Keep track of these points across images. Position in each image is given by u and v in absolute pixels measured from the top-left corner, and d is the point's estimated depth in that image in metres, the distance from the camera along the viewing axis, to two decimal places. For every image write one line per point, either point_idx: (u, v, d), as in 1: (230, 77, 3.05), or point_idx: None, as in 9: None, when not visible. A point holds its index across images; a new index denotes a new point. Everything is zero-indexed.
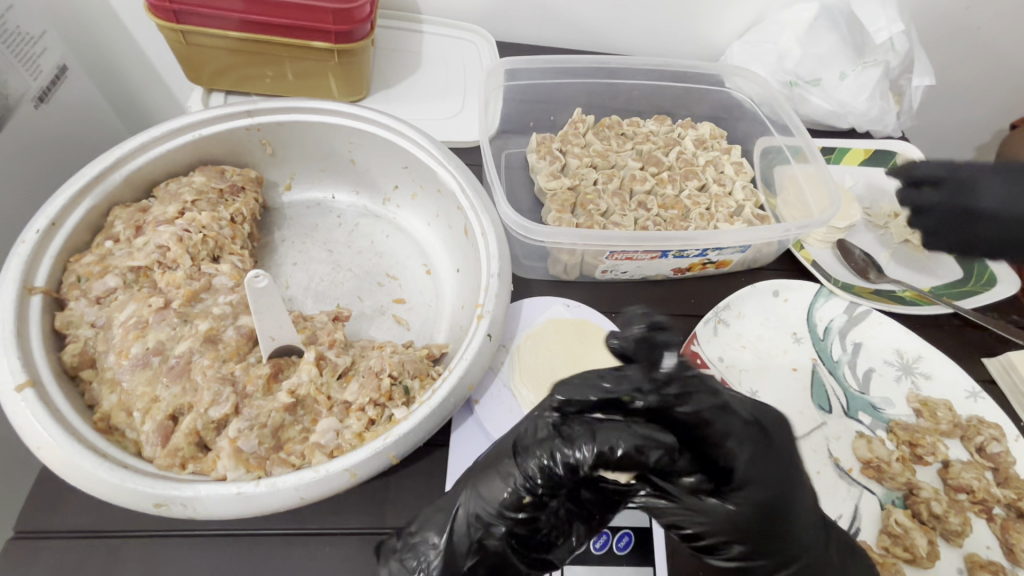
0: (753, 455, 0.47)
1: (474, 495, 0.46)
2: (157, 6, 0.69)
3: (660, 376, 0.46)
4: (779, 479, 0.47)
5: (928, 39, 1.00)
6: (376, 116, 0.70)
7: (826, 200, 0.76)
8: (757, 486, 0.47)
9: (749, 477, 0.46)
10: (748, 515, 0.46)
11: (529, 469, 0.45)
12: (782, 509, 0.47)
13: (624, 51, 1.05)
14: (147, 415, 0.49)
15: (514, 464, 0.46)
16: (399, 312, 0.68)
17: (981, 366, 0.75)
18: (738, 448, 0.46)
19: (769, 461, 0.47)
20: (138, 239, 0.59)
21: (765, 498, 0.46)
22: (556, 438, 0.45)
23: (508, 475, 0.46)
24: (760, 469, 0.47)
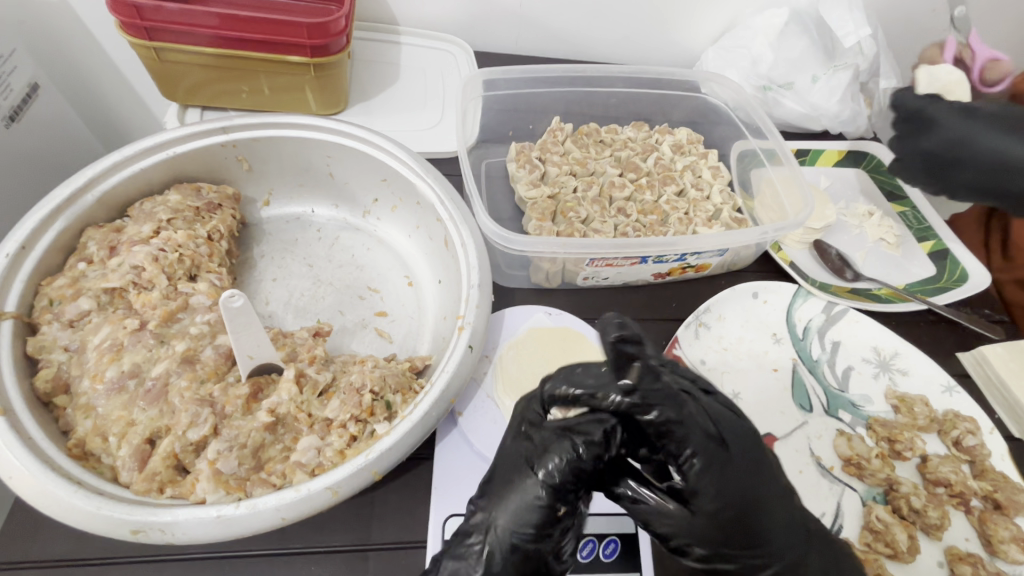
0: (705, 468, 0.46)
1: (500, 520, 0.44)
2: (128, 23, 0.68)
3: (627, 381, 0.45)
4: (739, 484, 0.47)
5: (896, 41, 1.02)
6: (354, 130, 0.70)
7: (801, 202, 0.78)
8: (714, 487, 0.46)
9: (710, 481, 0.46)
10: (708, 521, 0.47)
11: (548, 476, 0.45)
12: (744, 511, 0.47)
13: (602, 58, 1.06)
14: (123, 440, 0.48)
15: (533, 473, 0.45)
16: (381, 325, 0.68)
17: (955, 360, 0.77)
18: (699, 456, 0.46)
19: (728, 472, 0.47)
20: (112, 260, 0.58)
21: (725, 506, 0.47)
22: (561, 440, 0.45)
23: (528, 489, 0.45)
24: (717, 469, 0.46)
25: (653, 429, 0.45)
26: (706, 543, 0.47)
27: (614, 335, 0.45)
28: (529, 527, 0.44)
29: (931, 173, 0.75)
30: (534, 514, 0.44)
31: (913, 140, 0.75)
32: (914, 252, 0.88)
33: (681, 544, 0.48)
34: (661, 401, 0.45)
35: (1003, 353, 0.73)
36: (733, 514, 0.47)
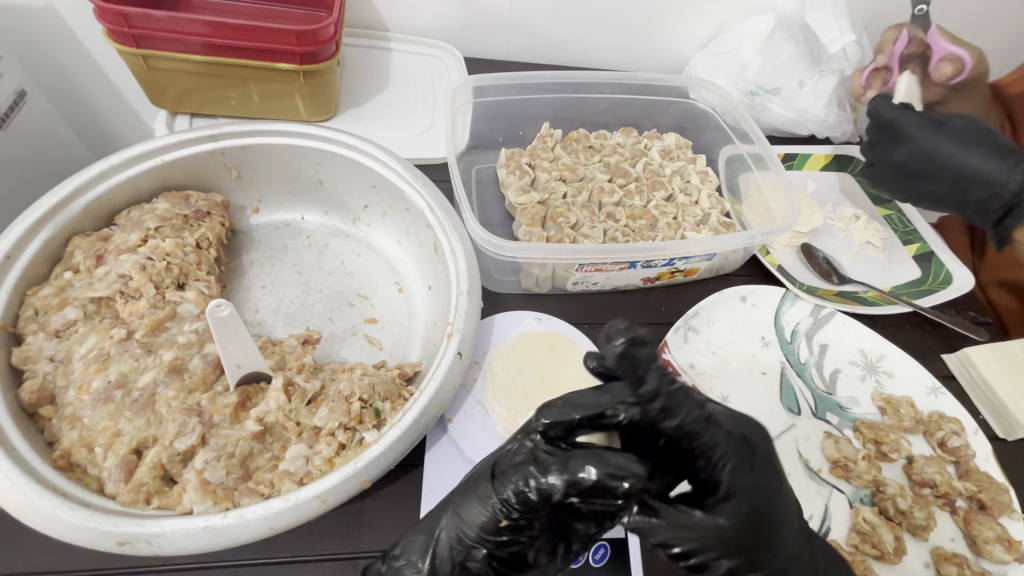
0: (737, 468, 0.46)
1: (451, 521, 0.47)
2: (116, 31, 0.68)
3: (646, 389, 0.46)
4: (767, 487, 0.46)
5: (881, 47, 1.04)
6: (343, 137, 0.70)
7: (788, 207, 0.79)
8: (746, 487, 0.46)
9: (739, 482, 0.46)
10: (736, 527, 0.45)
11: (506, 495, 0.45)
12: (767, 512, 0.46)
13: (591, 64, 1.07)
14: (109, 450, 0.48)
15: (492, 489, 0.46)
16: (371, 332, 0.68)
17: (941, 362, 0.78)
18: (729, 457, 0.46)
19: (757, 472, 0.47)
20: (98, 269, 0.58)
21: (753, 507, 0.46)
22: (525, 465, 0.45)
23: (484, 500, 0.46)
24: (746, 469, 0.46)
25: (678, 435, 0.45)
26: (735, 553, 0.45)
27: (622, 342, 0.46)
28: (477, 538, 0.45)
29: (903, 180, 0.78)
30: (496, 529, 0.45)
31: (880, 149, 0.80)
32: (900, 255, 0.89)
33: (704, 559, 0.45)
34: (681, 404, 0.46)
35: (986, 354, 0.74)
36: (759, 520, 0.46)
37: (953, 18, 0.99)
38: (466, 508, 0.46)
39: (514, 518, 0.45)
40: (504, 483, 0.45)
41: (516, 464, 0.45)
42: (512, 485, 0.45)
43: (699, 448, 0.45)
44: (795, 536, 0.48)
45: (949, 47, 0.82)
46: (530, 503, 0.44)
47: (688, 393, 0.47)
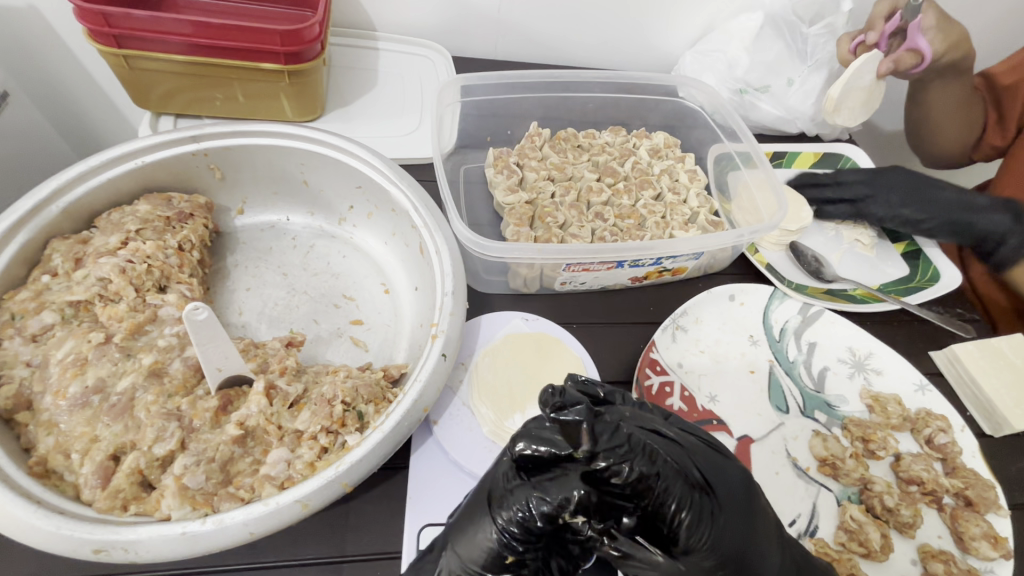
0: (698, 520, 0.43)
1: (451, 554, 0.44)
2: (96, 31, 0.67)
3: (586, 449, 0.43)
4: (738, 533, 0.44)
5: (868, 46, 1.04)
6: (328, 138, 0.70)
7: (775, 205, 0.79)
8: (715, 539, 0.43)
9: (703, 534, 0.43)
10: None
11: (505, 522, 0.42)
12: (735, 565, 0.44)
13: (580, 63, 1.06)
14: (87, 456, 0.47)
15: (489, 518, 0.43)
16: (356, 333, 0.68)
17: (928, 359, 0.78)
18: (687, 510, 0.43)
19: (724, 521, 0.44)
20: (77, 272, 0.57)
21: (725, 556, 0.43)
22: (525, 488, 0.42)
23: (482, 530, 0.43)
24: (714, 519, 0.44)
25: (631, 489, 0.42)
26: None
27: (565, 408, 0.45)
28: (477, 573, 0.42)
29: None
30: (492, 563, 0.42)
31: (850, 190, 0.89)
32: (888, 252, 0.89)
33: None
34: (632, 455, 0.43)
35: (973, 351, 0.74)
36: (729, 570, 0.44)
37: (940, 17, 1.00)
38: (460, 538, 0.44)
39: (518, 550, 0.42)
40: (501, 510, 0.42)
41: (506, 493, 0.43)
42: (506, 513, 0.42)
43: (655, 499, 0.43)
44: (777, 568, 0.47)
45: (918, 41, 0.86)
46: (535, 530, 0.42)
47: (637, 444, 0.44)
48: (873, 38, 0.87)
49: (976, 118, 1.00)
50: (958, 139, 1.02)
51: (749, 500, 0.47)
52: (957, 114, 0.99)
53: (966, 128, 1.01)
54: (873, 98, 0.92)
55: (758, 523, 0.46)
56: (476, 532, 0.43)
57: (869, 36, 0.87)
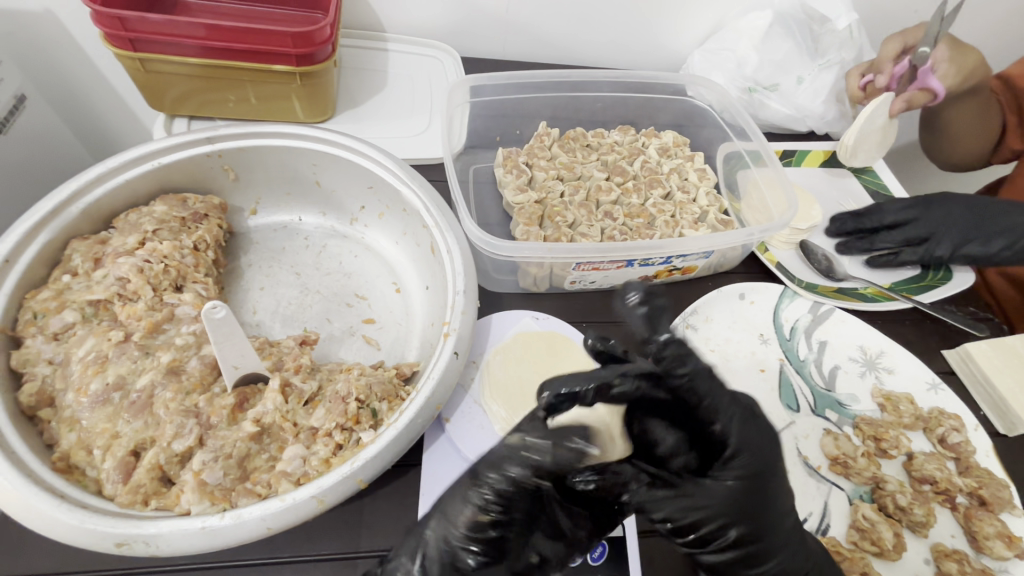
0: (743, 422, 0.49)
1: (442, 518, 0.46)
2: (112, 35, 0.68)
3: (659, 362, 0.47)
4: (767, 449, 0.49)
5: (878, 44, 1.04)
6: (340, 139, 0.71)
7: (785, 204, 0.78)
8: (750, 449, 0.49)
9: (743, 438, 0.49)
10: (743, 487, 0.48)
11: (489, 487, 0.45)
12: (768, 474, 0.49)
13: (589, 62, 1.06)
14: (108, 452, 0.48)
15: (472, 482, 0.46)
16: (369, 332, 0.68)
17: (940, 358, 0.77)
18: (726, 423, 0.48)
19: (758, 434, 0.50)
20: (97, 271, 0.58)
21: (756, 467, 0.48)
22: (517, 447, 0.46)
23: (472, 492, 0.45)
24: (748, 433, 0.49)
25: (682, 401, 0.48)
26: (744, 514, 0.48)
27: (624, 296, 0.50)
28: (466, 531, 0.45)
29: None
30: (480, 527, 0.45)
31: (904, 231, 0.85)
32: None
33: (713, 526, 0.48)
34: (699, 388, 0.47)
35: (987, 350, 0.73)
36: (761, 481, 0.49)
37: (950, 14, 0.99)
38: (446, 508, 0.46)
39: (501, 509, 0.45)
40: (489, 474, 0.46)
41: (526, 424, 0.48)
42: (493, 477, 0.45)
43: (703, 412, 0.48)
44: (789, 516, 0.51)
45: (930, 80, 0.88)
46: (518, 489, 0.46)
47: (699, 371, 0.47)
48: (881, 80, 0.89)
49: (994, 121, 0.98)
50: (981, 144, 1.01)
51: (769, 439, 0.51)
52: (972, 122, 0.98)
53: (988, 133, 0.99)
54: (889, 135, 0.92)
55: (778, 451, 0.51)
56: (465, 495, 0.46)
57: (879, 78, 0.90)
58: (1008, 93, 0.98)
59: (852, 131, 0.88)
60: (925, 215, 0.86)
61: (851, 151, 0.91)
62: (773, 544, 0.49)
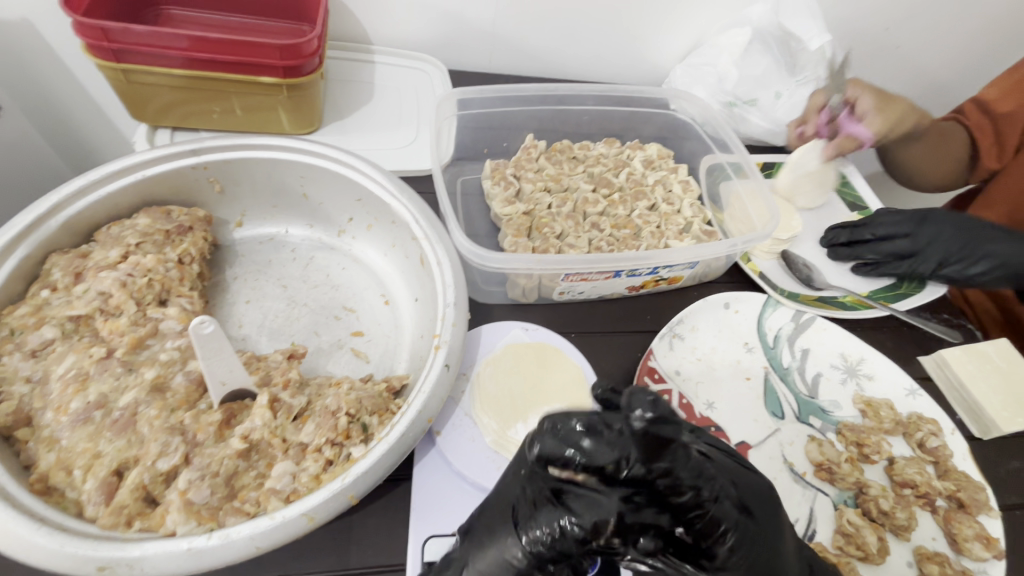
0: (739, 543, 0.43)
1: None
2: (95, 45, 0.67)
3: (656, 467, 0.39)
4: (763, 561, 0.44)
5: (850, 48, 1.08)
6: (328, 152, 0.70)
7: (767, 214, 0.81)
8: (742, 560, 0.43)
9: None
10: None
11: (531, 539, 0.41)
12: None
13: (573, 76, 1.08)
14: (89, 472, 0.47)
15: (517, 538, 0.42)
16: (358, 345, 0.68)
17: (917, 364, 0.79)
18: (733, 532, 0.42)
19: (757, 543, 0.44)
20: (77, 286, 0.57)
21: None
22: (550, 508, 0.41)
23: (506, 551, 0.42)
24: (747, 542, 0.43)
25: (688, 507, 0.41)
26: None
27: (645, 415, 0.38)
28: None
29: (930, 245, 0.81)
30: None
31: (895, 244, 0.86)
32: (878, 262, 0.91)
33: None
34: (694, 478, 0.41)
35: (961, 356, 0.76)
36: None
37: (908, 27, 1.06)
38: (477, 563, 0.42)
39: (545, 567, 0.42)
40: (527, 529, 0.42)
41: (548, 504, 0.42)
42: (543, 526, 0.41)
43: (705, 523, 0.42)
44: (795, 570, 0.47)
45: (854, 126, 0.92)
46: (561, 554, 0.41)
47: (698, 465, 0.42)
48: (811, 130, 0.96)
49: (956, 152, 1.02)
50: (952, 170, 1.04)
51: (779, 521, 0.46)
52: (929, 156, 1.03)
53: (953, 163, 1.03)
54: (827, 180, 0.94)
55: (786, 542, 0.46)
56: (497, 553, 0.43)
57: (807, 127, 0.97)
58: (981, 117, 1.01)
59: (783, 175, 0.93)
60: (917, 228, 0.87)
61: (788, 194, 0.93)
62: None
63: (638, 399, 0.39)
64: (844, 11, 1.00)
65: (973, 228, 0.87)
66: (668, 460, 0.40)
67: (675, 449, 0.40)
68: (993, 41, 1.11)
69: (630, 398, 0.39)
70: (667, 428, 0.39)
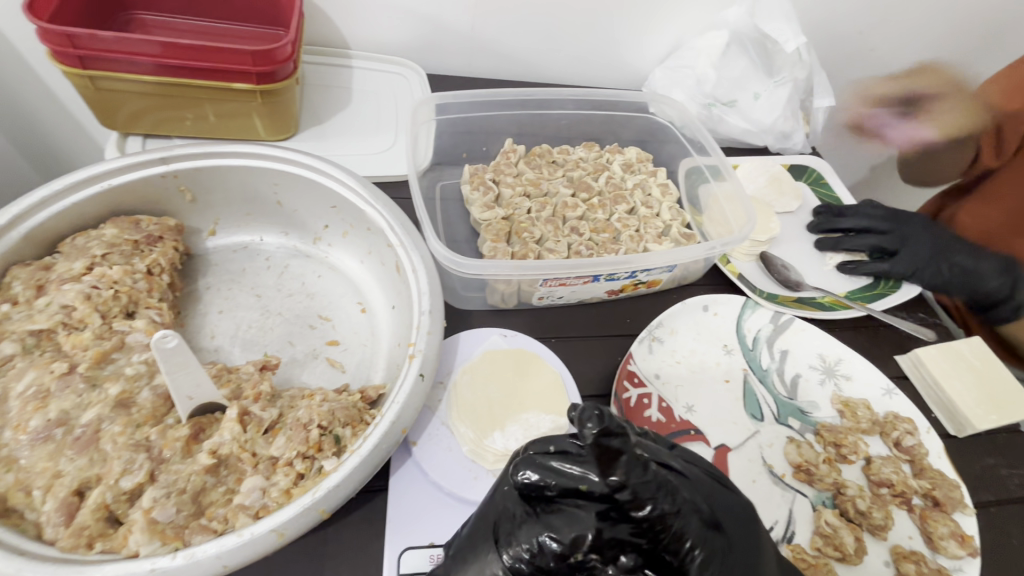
0: (708, 559, 0.42)
1: None
2: (59, 52, 0.66)
3: (614, 481, 0.39)
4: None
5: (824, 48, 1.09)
6: (301, 159, 0.69)
7: (744, 217, 0.81)
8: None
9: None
10: None
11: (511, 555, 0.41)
12: None
13: (553, 79, 1.08)
14: (49, 493, 0.45)
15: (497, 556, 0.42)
16: (333, 354, 0.67)
17: (894, 363, 0.80)
18: (701, 547, 0.41)
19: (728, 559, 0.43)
20: (39, 299, 0.56)
21: None
22: (531, 523, 0.41)
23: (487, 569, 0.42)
24: (717, 559, 0.42)
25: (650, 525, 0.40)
26: None
27: (594, 428, 0.38)
28: None
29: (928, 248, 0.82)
30: None
31: (878, 238, 0.89)
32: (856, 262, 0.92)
33: None
34: (654, 493, 0.40)
35: (936, 355, 0.77)
36: None
37: (882, 30, 1.07)
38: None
39: None
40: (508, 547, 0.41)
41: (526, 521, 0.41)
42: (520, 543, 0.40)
43: (669, 540, 0.41)
44: None
45: None
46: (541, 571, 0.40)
47: (660, 480, 0.41)
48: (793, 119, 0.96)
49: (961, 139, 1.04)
50: None
51: (755, 537, 0.45)
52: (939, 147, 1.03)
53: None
54: (787, 185, 0.97)
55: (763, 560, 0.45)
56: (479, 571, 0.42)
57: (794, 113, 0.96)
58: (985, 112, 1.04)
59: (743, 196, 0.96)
60: (898, 228, 0.91)
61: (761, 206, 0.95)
62: None
63: (585, 413, 0.38)
64: (819, 14, 1.01)
65: (947, 240, 0.90)
66: (624, 474, 0.39)
67: (628, 464, 0.39)
68: (965, 43, 1.13)
69: (584, 410, 0.39)
70: (616, 438, 0.40)
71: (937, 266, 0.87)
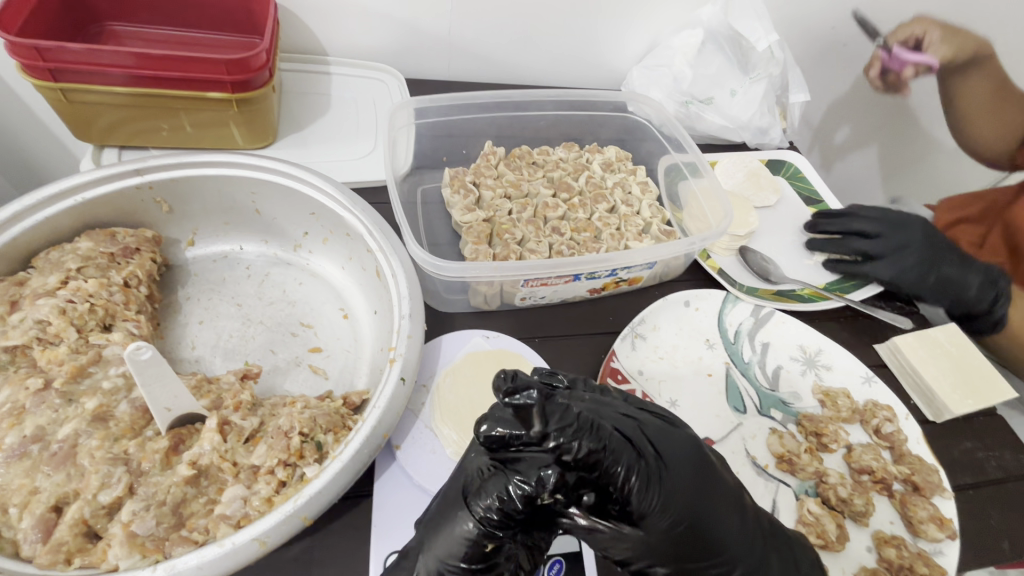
0: (646, 485, 0.47)
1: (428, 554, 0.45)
2: (29, 65, 0.65)
3: (537, 431, 0.46)
4: (688, 502, 0.48)
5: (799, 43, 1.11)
6: (275, 166, 0.69)
7: (721, 212, 0.82)
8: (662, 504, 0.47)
9: (631, 537, 0.47)
10: (662, 535, 0.47)
11: (483, 512, 0.45)
12: (690, 524, 0.48)
13: (532, 79, 1.09)
14: (26, 510, 0.45)
15: (467, 511, 0.45)
16: (316, 361, 0.67)
17: (873, 352, 0.82)
18: (635, 475, 0.46)
19: (669, 486, 0.48)
20: (13, 315, 0.55)
21: (677, 519, 0.48)
22: (500, 475, 0.45)
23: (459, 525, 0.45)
24: (658, 483, 0.47)
25: (586, 461, 0.46)
26: (664, 558, 0.48)
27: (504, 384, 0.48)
28: (457, 562, 0.44)
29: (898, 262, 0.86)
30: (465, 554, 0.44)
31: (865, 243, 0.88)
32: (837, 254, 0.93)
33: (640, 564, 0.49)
34: (583, 431, 0.46)
35: (912, 342, 0.78)
36: (682, 529, 0.48)
37: (854, 23, 1.09)
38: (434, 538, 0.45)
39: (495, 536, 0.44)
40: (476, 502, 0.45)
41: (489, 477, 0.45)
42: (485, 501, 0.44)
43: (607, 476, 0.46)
44: (736, 524, 0.50)
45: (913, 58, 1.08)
46: (509, 519, 0.44)
47: (584, 421, 0.47)
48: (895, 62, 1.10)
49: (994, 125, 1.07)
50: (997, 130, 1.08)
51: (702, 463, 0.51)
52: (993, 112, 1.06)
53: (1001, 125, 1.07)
54: (765, 181, 0.99)
55: (721, 496, 0.50)
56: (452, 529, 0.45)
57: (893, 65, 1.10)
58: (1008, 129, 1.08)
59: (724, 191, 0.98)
60: (888, 232, 0.89)
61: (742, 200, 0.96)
62: (737, 552, 0.50)
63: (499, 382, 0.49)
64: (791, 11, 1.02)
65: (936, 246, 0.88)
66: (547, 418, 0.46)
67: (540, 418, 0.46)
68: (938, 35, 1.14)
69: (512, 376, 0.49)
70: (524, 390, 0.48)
71: (921, 273, 0.85)
